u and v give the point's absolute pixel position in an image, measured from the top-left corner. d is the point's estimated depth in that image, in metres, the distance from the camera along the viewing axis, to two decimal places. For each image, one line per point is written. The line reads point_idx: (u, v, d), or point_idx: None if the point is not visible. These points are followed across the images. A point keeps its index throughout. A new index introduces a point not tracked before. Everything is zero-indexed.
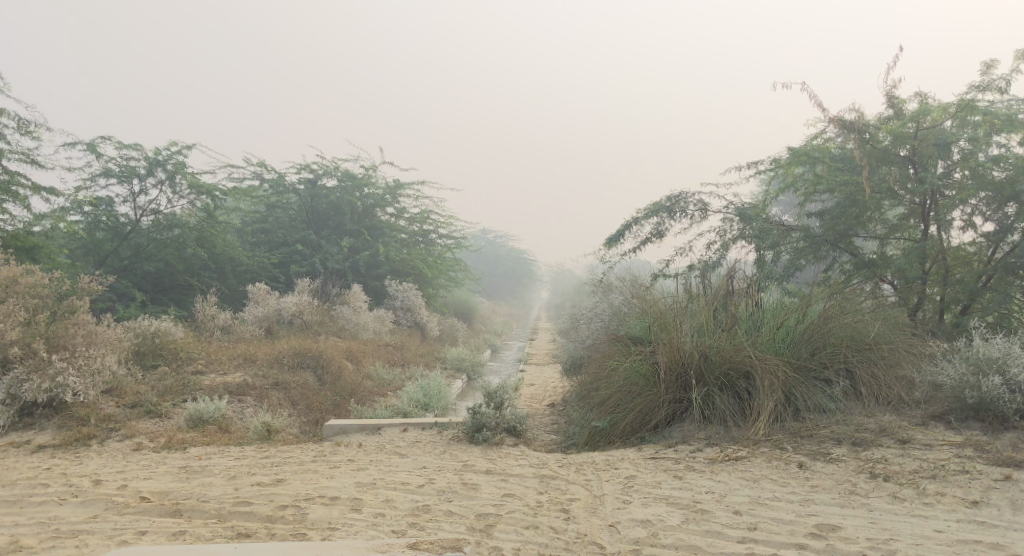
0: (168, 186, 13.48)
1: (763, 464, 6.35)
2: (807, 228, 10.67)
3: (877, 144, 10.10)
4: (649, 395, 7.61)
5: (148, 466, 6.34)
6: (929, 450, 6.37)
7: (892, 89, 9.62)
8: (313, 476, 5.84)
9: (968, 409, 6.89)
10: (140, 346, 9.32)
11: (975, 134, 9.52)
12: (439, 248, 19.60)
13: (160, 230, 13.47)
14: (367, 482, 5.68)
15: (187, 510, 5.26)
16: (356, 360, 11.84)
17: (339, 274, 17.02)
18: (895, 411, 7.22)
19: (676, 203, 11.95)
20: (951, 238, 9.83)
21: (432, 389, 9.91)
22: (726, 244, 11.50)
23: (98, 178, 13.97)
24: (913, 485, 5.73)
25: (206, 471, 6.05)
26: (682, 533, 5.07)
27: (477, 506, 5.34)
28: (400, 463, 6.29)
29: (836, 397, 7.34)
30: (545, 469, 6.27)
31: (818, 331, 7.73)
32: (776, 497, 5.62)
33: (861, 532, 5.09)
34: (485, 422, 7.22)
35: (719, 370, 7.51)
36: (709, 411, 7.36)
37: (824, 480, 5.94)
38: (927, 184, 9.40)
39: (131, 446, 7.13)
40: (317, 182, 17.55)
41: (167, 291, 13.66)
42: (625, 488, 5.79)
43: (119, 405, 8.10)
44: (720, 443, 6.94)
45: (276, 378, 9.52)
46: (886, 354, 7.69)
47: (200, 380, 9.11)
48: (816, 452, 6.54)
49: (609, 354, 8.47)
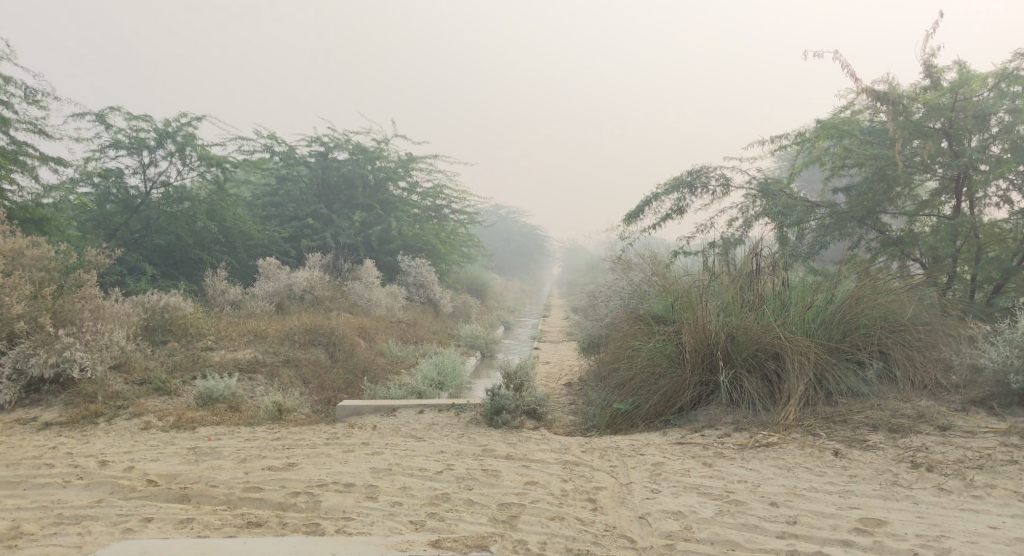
0: (179, 158, 13.20)
1: (796, 452, 6.05)
2: (833, 204, 10.25)
3: (910, 116, 9.65)
4: (674, 376, 7.31)
5: (156, 446, 6.09)
6: (972, 437, 6.05)
7: (931, 57, 9.18)
8: (326, 460, 5.58)
9: (1013, 394, 6.57)
10: (149, 322, 9.08)
11: (1016, 105, 9.04)
12: (453, 223, 19.27)
13: (170, 203, 13.20)
14: (383, 468, 5.41)
15: (195, 495, 4.99)
16: (368, 336, 11.60)
17: (351, 248, 16.76)
18: (933, 396, 6.88)
19: (697, 178, 11.56)
20: (985, 215, 9.41)
21: (446, 367, 9.67)
22: (748, 221, 11.13)
23: (107, 150, 13.70)
24: (960, 476, 5.42)
25: (215, 453, 5.79)
26: (717, 526, 4.80)
27: (499, 495, 5.07)
28: (416, 447, 6.02)
29: (870, 381, 7.00)
30: (568, 454, 5.99)
31: (851, 311, 7.37)
32: (815, 488, 5.32)
33: (910, 528, 4.80)
34: (505, 404, 6.95)
35: (747, 351, 7.19)
36: (737, 394, 7.04)
37: (862, 469, 5.64)
38: (963, 159, 8.96)
39: (139, 425, 6.89)
40: (328, 155, 17.22)
41: (178, 265, 13.42)
42: (653, 476, 5.51)
43: (128, 381, 7.87)
44: (749, 428, 6.63)
45: (287, 355, 9.27)
46: (923, 336, 7.34)
47: (210, 356, 8.86)
48: (851, 438, 6.23)
49: (630, 333, 8.15)
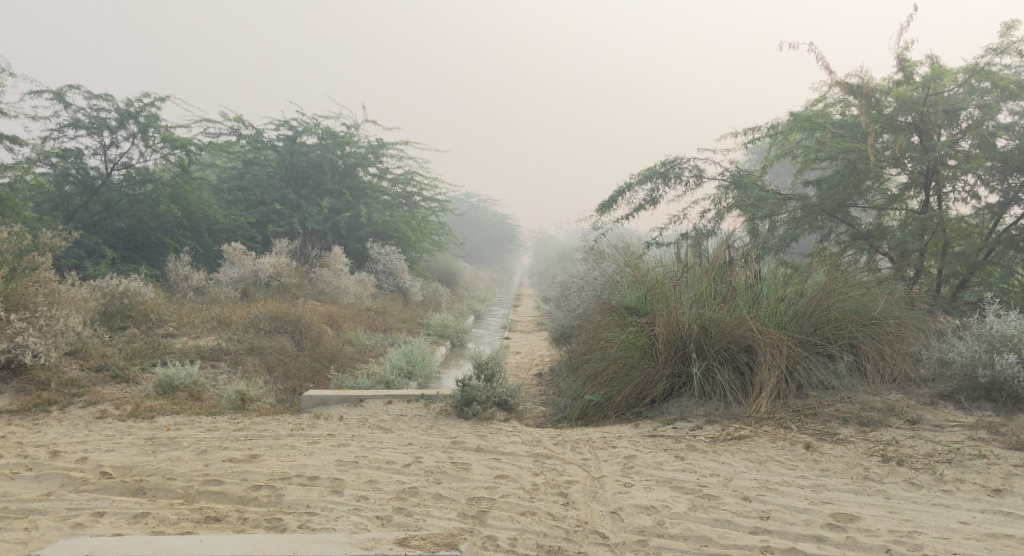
0: (141, 140, 12.82)
1: (768, 445, 6.00)
2: (804, 197, 10.23)
3: (882, 110, 9.62)
4: (646, 367, 7.25)
5: (111, 436, 5.86)
6: (940, 431, 6.02)
7: (904, 51, 9.16)
8: (290, 452, 5.40)
9: (980, 388, 6.51)
10: (107, 306, 8.78)
11: (985, 100, 9.07)
12: (423, 211, 19.04)
13: (132, 185, 12.84)
14: (349, 460, 5.25)
15: (151, 488, 4.78)
16: (336, 325, 11.40)
17: (319, 235, 16.48)
18: (902, 389, 6.86)
19: (670, 168, 11.49)
20: (952, 210, 9.45)
21: (416, 356, 9.53)
22: (720, 213, 11.09)
23: (66, 129, 13.27)
24: (930, 470, 5.41)
25: (174, 444, 5.58)
26: (690, 522, 4.72)
27: (469, 489, 4.94)
28: (384, 438, 5.87)
29: (841, 373, 6.97)
30: (539, 446, 5.89)
31: (822, 303, 7.33)
32: (787, 482, 5.28)
33: (882, 523, 4.78)
34: (475, 395, 6.83)
35: (720, 344, 7.14)
36: (709, 386, 6.99)
37: (834, 463, 5.60)
38: (934, 153, 8.96)
39: (95, 414, 6.64)
40: (296, 139, 16.86)
41: (140, 249, 13.06)
42: (625, 469, 5.42)
43: (84, 368, 7.60)
44: (720, 421, 6.58)
45: (251, 343, 9.02)
46: (893, 329, 7.31)
47: (171, 343, 8.60)
48: (822, 432, 6.19)
49: (602, 323, 8.07)
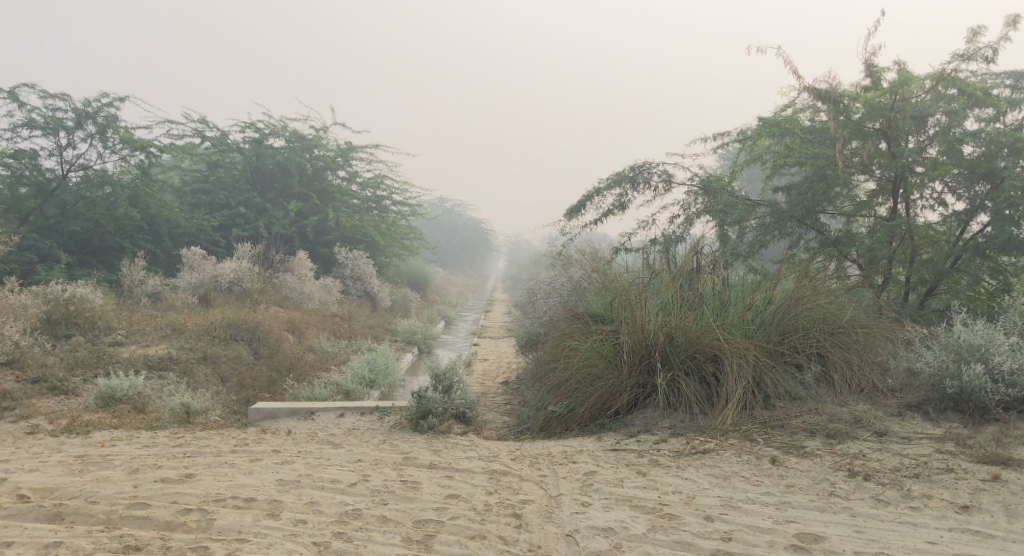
0: (99, 141, 12.37)
1: (732, 459, 5.77)
2: (773, 202, 10.06)
3: (851, 115, 9.50)
4: (611, 378, 7.02)
5: (39, 454, 5.52)
6: (908, 443, 5.84)
7: (872, 56, 9.04)
8: (228, 471, 5.12)
9: (947, 399, 6.35)
10: (52, 313, 8.34)
11: (952, 107, 8.97)
12: (393, 215, 18.70)
13: (90, 188, 12.38)
14: (291, 480, 5.00)
15: (69, 513, 4.50)
16: (298, 332, 11.07)
17: (285, 239, 16.10)
18: (870, 400, 6.69)
19: (639, 173, 11.31)
20: (920, 217, 9.35)
21: (378, 365, 9.22)
22: (689, 218, 10.91)
23: (20, 129, 12.80)
24: (897, 485, 5.22)
25: (105, 462, 5.26)
26: (648, 545, 4.53)
27: (416, 511, 4.70)
28: (332, 455, 5.59)
29: (808, 384, 6.78)
30: (496, 462, 5.63)
31: (789, 311, 7.16)
32: (750, 499, 5.07)
33: (848, 544, 4.61)
34: (432, 407, 6.56)
35: (686, 353, 6.92)
36: (674, 397, 6.77)
37: (799, 478, 5.40)
38: (901, 160, 8.84)
39: (26, 429, 6.28)
40: (261, 141, 16.47)
41: (96, 254, 12.65)
42: (583, 487, 5.18)
43: (20, 379, 7.22)
44: (685, 434, 6.36)
45: (204, 352, 8.65)
46: (861, 338, 7.15)
47: (118, 352, 8.21)
48: (788, 445, 5.99)
49: (568, 332, 7.84)
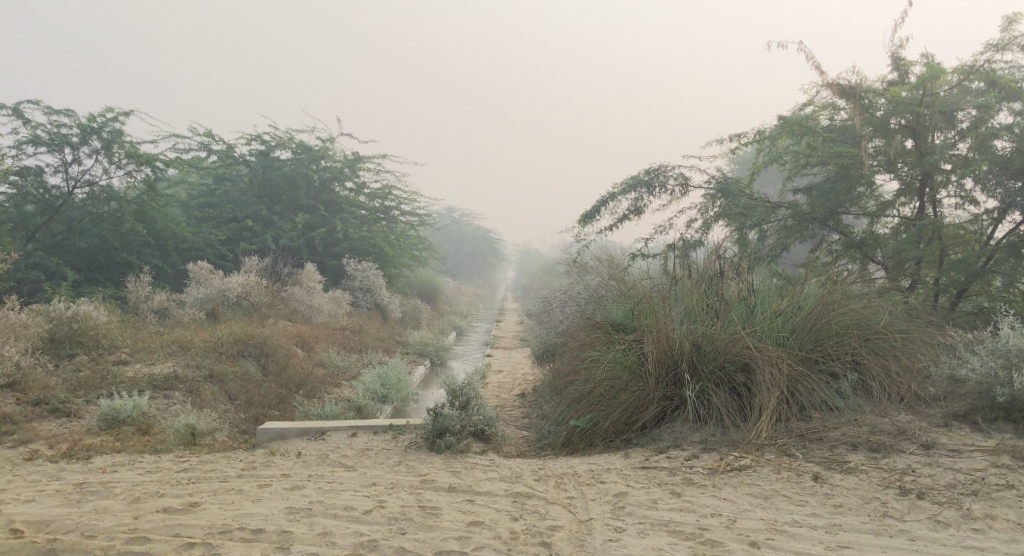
0: (104, 156, 12.10)
1: (771, 476, 5.39)
2: (795, 204, 9.70)
3: (875, 111, 9.13)
4: (636, 390, 6.65)
5: (37, 482, 5.21)
6: (959, 457, 5.46)
7: (899, 49, 8.71)
8: (235, 498, 4.80)
9: (998, 408, 5.96)
10: (55, 332, 7.99)
11: (982, 100, 8.58)
12: (402, 225, 18.39)
13: (96, 204, 12.11)
14: (302, 507, 4.68)
15: (64, 549, 4.22)
16: (307, 346, 10.74)
17: (293, 251, 15.78)
18: (911, 409, 6.31)
19: (655, 177, 10.97)
20: (947, 217, 9.00)
21: (391, 379, 8.89)
22: (707, 222, 10.57)
23: (24, 146, 12.56)
24: (955, 505, 4.84)
25: (105, 490, 4.96)
26: None
27: (437, 541, 4.38)
28: (345, 478, 5.25)
29: (845, 393, 6.40)
30: (519, 484, 5.28)
31: (821, 317, 6.79)
32: (797, 522, 4.72)
33: None
34: (448, 425, 6.20)
35: (714, 363, 6.54)
36: (704, 410, 6.40)
37: (847, 497, 5.02)
38: (930, 158, 8.47)
39: (25, 455, 5.97)
40: (268, 153, 16.21)
41: (103, 270, 12.38)
42: (615, 510, 4.83)
43: (21, 402, 6.92)
44: (718, 449, 5.99)
45: (211, 369, 8.32)
46: (899, 344, 6.77)
47: (122, 371, 7.88)
48: (829, 460, 5.61)
49: (587, 342, 7.47)
